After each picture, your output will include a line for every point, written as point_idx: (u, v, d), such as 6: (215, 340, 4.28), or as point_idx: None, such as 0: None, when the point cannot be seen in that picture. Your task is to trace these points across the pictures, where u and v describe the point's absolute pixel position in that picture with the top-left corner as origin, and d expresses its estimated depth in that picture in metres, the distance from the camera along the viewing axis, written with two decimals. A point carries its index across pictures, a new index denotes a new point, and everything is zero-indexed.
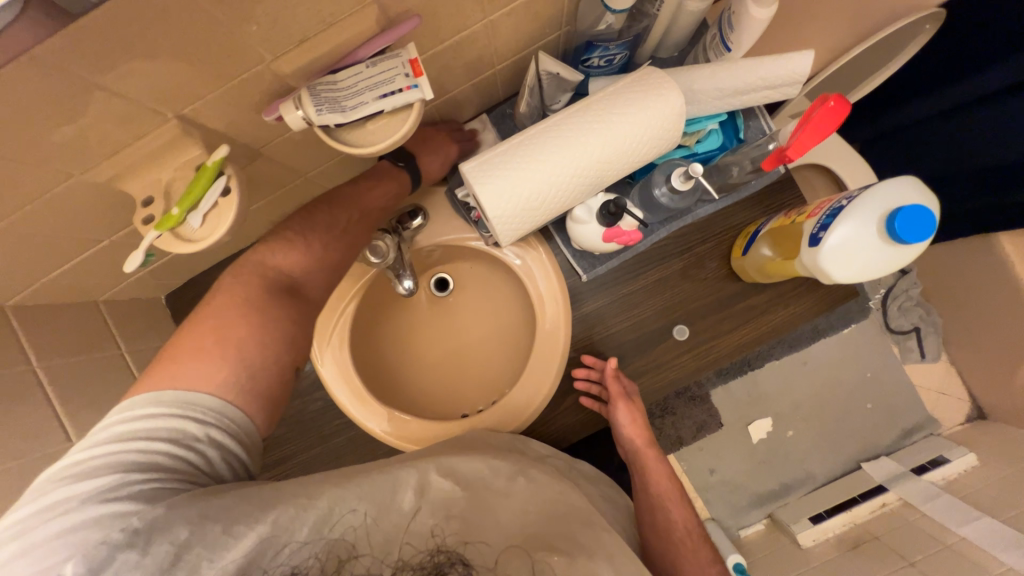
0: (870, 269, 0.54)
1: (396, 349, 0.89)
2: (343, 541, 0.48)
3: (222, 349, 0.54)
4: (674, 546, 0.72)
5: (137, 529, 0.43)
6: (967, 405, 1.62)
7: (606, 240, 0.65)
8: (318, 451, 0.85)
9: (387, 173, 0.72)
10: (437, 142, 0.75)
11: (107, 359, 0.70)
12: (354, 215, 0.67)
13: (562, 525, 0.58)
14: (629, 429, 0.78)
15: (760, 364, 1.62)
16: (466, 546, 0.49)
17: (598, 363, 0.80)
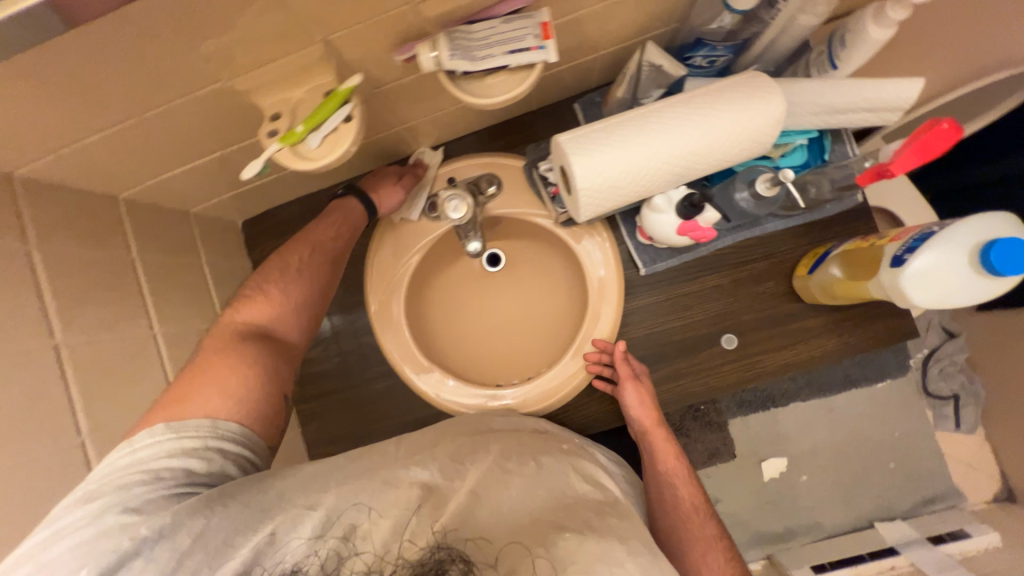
0: (952, 297, 0.53)
1: (443, 310, 0.92)
2: (344, 539, 0.53)
3: (216, 383, 0.58)
4: (681, 522, 0.74)
5: (146, 536, 0.49)
6: (997, 484, 1.55)
7: (679, 232, 0.66)
8: (356, 392, 0.89)
9: (337, 207, 0.76)
10: (382, 176, 0.82)
11: (190, 265, 0.75)
12: (305, 253, 0.71)
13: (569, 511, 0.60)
14: (639, 411, 0.78)
15: (784, 402, 1.61)
16: (465, 542, 0.55)
17: (608, 346, 0.80)
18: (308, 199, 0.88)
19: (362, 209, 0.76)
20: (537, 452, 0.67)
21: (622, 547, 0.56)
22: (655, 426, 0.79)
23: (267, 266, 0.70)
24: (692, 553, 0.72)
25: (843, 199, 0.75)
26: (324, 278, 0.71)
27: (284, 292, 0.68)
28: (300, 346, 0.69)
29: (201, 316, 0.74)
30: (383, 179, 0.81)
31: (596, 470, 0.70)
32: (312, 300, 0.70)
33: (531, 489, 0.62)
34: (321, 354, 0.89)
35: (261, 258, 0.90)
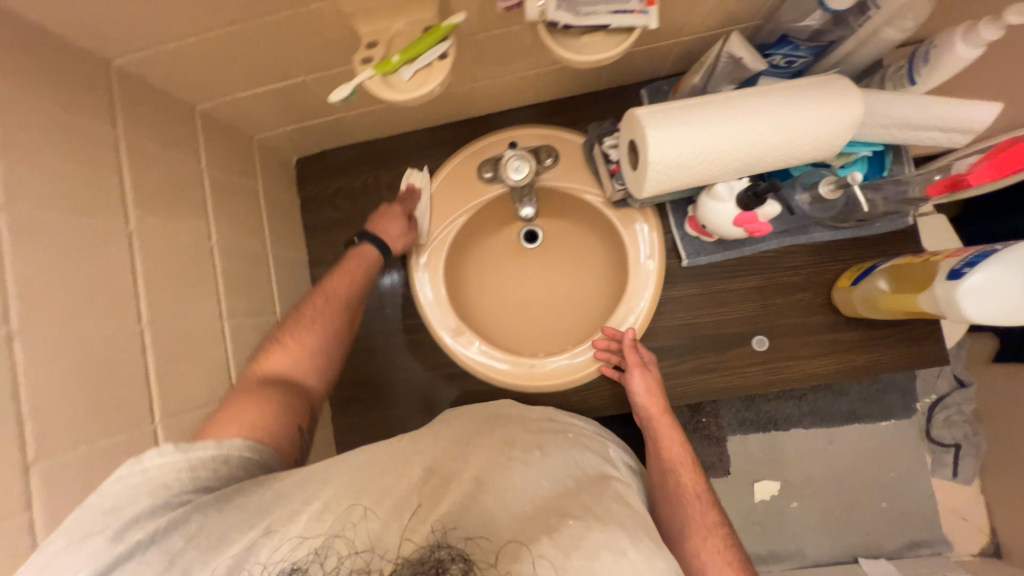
0: (1013, 312, 0.53)
1: (478, 276, 0.92)
2: (339, 537, 0.45)
3: (237, 414, 0.56)
4: (684, 509, 0.69)
5: (141, 540, 0.44)
6: (986, 538, 1.54)
7: (736, 223, 0.67)
8: (384, 341, 0.90)
9: (353, 254, 0.78)
10: (391, 211, 0.82)
11: (249, 187, 0.76)
12: (324, 298, 0.72)
13: (574, 497, 0.54)
14: (644, 397, 0.78)
15: (786, 426, 1.62)
16: (466, 540, 0.46)
17: (616, 334, 0.81)
18: (365, 145, 0.90)
19: (376, 250, 0.78)
20: (541, 442, 0.62)
21: (626, 537, 0.49)
22: (659, 411, 0.78)
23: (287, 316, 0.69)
24: (693, 540, 0.67)
25: (893, 220, 0.75)
26: (346, 318, 0.72)
27: (309, 338, 0.68)
28: (321, 394, 0.68)
29: (252, 239, 0.75)
30: (393, 217, 0.81)
31: (602, 458, 0.66)
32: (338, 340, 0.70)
33: (536, 479, 0.55)
34: None
35: (310, 197, 0.91)
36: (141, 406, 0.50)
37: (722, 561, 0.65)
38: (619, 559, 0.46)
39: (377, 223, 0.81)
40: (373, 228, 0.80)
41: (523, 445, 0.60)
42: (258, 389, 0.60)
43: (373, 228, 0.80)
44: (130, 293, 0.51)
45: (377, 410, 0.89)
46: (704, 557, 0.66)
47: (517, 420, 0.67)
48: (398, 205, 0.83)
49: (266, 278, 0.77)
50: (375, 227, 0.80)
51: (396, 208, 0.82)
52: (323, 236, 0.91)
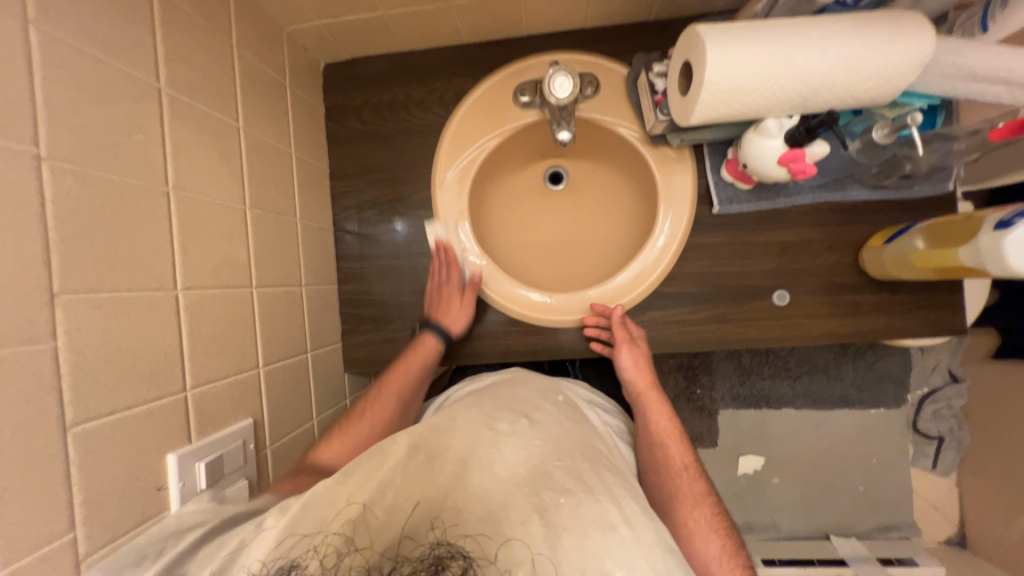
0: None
1: (502, 209, 0.91)
2: (338, 534, 0.41)
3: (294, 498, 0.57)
4: (671, 479, 0.68)
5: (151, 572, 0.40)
6: (952, 527, 1.58)
7: (780, 161, 0.65)
8: (400, 263, 0.88)
9: (416, 346, 0.80)
10: (451, 297, 0.82)
11: (278, 81, 0.73)
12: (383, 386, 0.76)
13: (568, 459, 0.51)
14: (632, 373, 0.78)
15: (777, 405, 1.64)
16: (467, 537, 0.42)
17: (605, 309, 0.81)
18: (398, 57, 0.86)
19: (438, 342, 0.80)
20: (528, 410, 0.59)
21: (617, 511, 0.46)
22: (648, 387, 0.78)
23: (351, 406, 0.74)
24: (679, 507, 0.65)
25: (934, 185, 0.74)
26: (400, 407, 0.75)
27: (361, 429, 0.71)
28: None
29: (277, 135, 0.71)
30: (453, 305, 0.81)
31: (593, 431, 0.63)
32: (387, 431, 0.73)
33: (528, 445, 0.51)
34: (373, 217, 0.88)
35: (335, 106, 0.87)
36: (163, 268, 0.48)
37: (709, 528, 0.63)
38: (608, 534, 0.43)
39: (439, 312, 0.81)
40: (435, 318, 0.81)
41: (509, 416, 0.56)
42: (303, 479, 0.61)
43: (437, 319, 0.80)
44: (156, 150, 0.49)
45: (386, 331, 0.88)
46: (689, 524, 0.64)
47: (506, 394, 0.63)
48: (451, 285, 0.82)
49: (288, 177, 0.74)
50: (438, 315, 0.81)
51: (454, 291, 0.82)
52: (346, 149, 0.88)
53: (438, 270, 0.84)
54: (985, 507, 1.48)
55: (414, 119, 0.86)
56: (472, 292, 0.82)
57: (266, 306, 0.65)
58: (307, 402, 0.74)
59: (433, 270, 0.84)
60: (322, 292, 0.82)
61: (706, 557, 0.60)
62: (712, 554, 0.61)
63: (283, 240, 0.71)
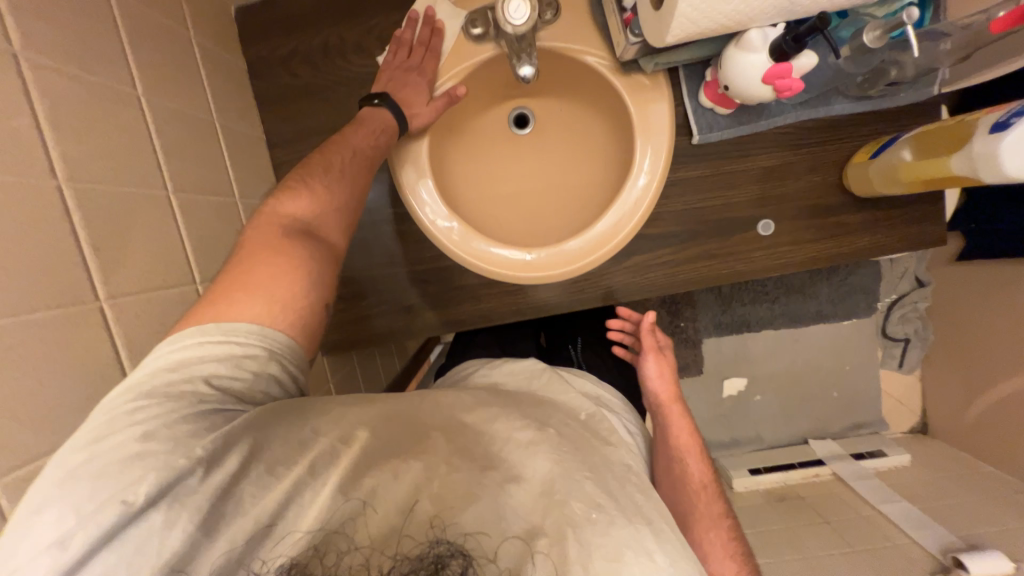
0: None
1: (470, 163, 0.83)
2: (341, 532, 0.40)
3: (258, 275, 0.49)
4: (689, 498, 0.69)
5: (199, 458, 0.39)
6: (915, 417, 1.71)
7: (764, 79, 0.59)
8: (363, 234, 0.80)
9: (369, 113, 0.68)
10: (411, 78, 0.71)
11: (180, 34, 0.61)
12: (345, 154, 0.62)
13: (599, 477, 0.49)
14: (655, 382, 0.80)
15: (757, 327, 1.69)
16: (466, 536, 0.41)
17: (633, 316, 0.85)
18: None
19: (393, 115, 0.68)
20: (550, 419, 0.57)
21: (650, 534, 0.46)
22: (671, 400, 0.78)
23: (302, 167, 0.61)
24: (696, 530, 0.68)
25: (919, 90, 0.70)
26: (369, 177, 0.63)
27: (319, 188, 0.59)
28: (344, 251, 0.60)
29: (190, 100, 0.61)
30: (413, 87, 0.71)
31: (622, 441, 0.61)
32: (354, 204, 0.62)
33: (562, 452, 0.49)
34: None
35: (258, 60, 0.75)
36: (74, 280, 0.41)
37: (725, 553, 0.66)
38: (641, 558, 0.43)
39: (395, 90, 0.70)
40: (392, 93, 0.69)
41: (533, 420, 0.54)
42: (269, 245, 0.52)
43: (394, 95, 0.69)
44: (32, 136, 0.39)
45: (359, 309, 0.82)
46: (706, 545, 0.67)
47: (526, 404, 0.59)
48: (420, 73, 0.71)
49: (215, 151, 0.64)
50: (394, 91, 0.70)
51: (417, 74, 0.71)
52: (280, 110, 0.77)
53: (401, 42, 0.71)
54: (946, 396, 1.60)
55: (353, 66, 0.75)
56: (441, 92, 0.72)
57: None
58: None
59: (394, 45, 0.71)
60: None
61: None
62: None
63: (223, 225, 0.63)
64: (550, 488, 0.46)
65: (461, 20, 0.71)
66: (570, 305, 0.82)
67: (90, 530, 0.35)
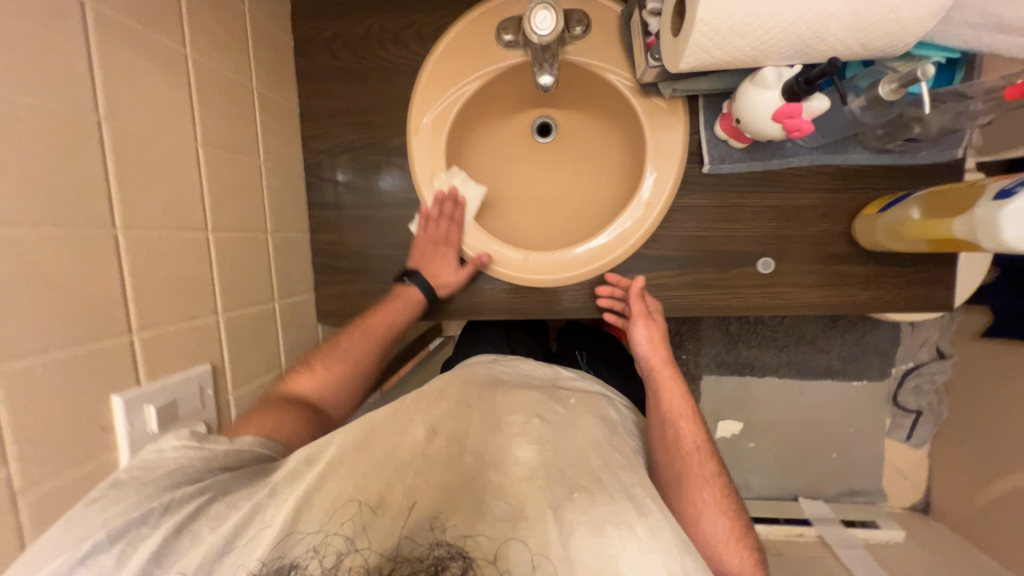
0: None
1: (489, 162, 0.86)
2: (341, 532, 0.42)
3: (267, 419, 0.62)
4: (682, 459, 0.66)
5: (158, 507, 0.43)
6: (917, 495, 1.63)
7: (775, 117, 0.59)
8: (374, 213, 0.84)
9: (400, 292, 0.80)
10: (440, 253, 0.81)
11: (235, 7, 0.67)
12: (361, 331, 0.77)
13: (578, 458, 0.53)
14: (647, 347, 0.76)
15: (761, 372, 1.65)
16: (466, 538, 0.43)
17: (624, 281, 0.79)
18: None
19: (422, 292, 0.80)
20: (539, 408, 0.60)
21: (633, 509, 0.48)
22: (663, 362, 0.75)
23: (326, 342, 0.77)
24: (691, 492, 0.65)
25: (943, 151, 0.69)
26: (378, 350, 0.77)
27: (335, 361, 0.75)
28: (332, 425, 0.72)
29: (234, 67, 0.66)
30: (443, 261, 0.81)
31: (597, 419, 0.62)
32: (356, 382, 0.76)
33: (537, 440, 0.54)
34: (345, 163, 0.83)
35: (305, 38, 0.81)
36: (97, 207, 0.46)
37: (720, 515, 0.64)
38: (626, 533, 0.46)
39: (427, 266, 0.81)
40: (422, 267, 0.81)
41: (521, 415, 0.58)
42: (282, 403, 0.66)
43: (423, 269, 0.81)
44: (85, 76, 0.45)
45: (359, 284, 0.86)
46: (701, 507, 0.64)
47: (514, 394, 0.63)
48: (447, 243, 0.81)
49: (249, 116, 0.69)
50: (426, 268, 0.81)
51: (445, 247, 0.81)
52: (317, 88, 0.82)
53: (430, 219, 0.80)
54: (952, 478, 1.52)
55: (389, 56, 0.80)
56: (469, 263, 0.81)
57: (223, 254, 0.63)
58: (274, 350, 0.74)
59: (423, 219, 0.80)
60: (291, 240, 0.80)
61: (717, 543, 0.62)
62: (720, 538, 0.62)
63: (243, 184, 0.67)
64: (535, 474, 0.50)
65: (482, 193, 0.81)
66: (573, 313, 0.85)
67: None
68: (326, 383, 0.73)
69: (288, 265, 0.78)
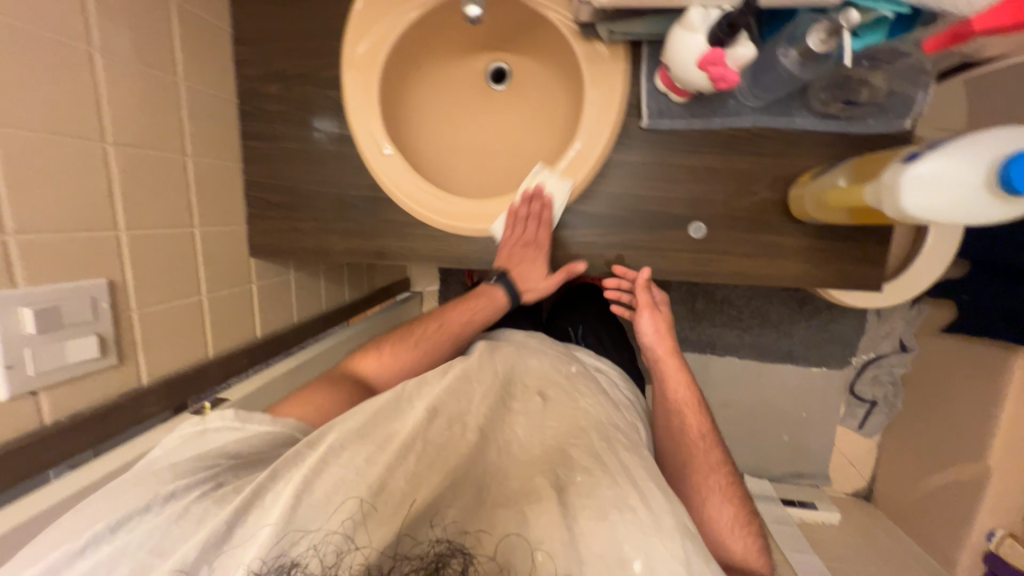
0: (949, 209, 0.46)
1: (433, 104, 0.84)
2: (355, 512, 0.49)
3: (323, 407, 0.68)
4: (686, 450, 0.72)
5: (170, 494, 0.50)
6: (863, 482, 1.60)
7: (701, 63, 0.56)
8: (305, 147, 0.82)
9: (486, 291, 0.84)
10: (528, 255, 0.80)
11: None
12: (434, 326, 0.82)
13: (582, 438, 0.63)
14: (652, 338, 0.80)
15: (721, 351, 1.61)
16: (466, 535, 0.51)
17: (630, 273, 0.78)
18: None
19: (507, 294, 0.83)
20: (544, 391, 0.72)
21: (636, 495, 0.55)
22: (666, 353, 0.79)
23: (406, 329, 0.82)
24: (695, 477, 0.70)
25: (890, 121, 0.66)
26: (444, 350, 0.81)
27: (403, 351, 0.80)
28: None
29: None
30: (533, 263, 0.80)
31: (597, 398, 0.72)
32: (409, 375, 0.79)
33: (539, 429, 0.65)
34: (279, 93, 0.80)
35: None
36: None
37: (723, 499, 0.68)
38: (626, 514, 0.53)
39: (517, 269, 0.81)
40: (510, 268, 0.81)
41: (524, 396, 0.71)
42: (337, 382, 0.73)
43: (511, 269, 0.81)
44: None
45: (290, 220, 0.85)
46: (705, 491, 0.69)
47: (528, 385, 0.73)
48: (539, 245, 0.78)
49: (164, 28, 0.66)
50: (513, 270, 0.82)
51: (535, 249, 0.79)
52: (250, 9, 0.78)
53: (517, 219, 0.77)
54: (897, 469, 1.47)
55: None
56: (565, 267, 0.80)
57: (126, 169, 0.62)
58: (194, 276, 0.73)
59: (512, 218, 0.77)
60: (219, 168, 0.78)
61: (718, 525, 0.67)
62: (724, 523, 0.67)
63: (153, 102, 0.66)
64: (547, 463, 0.60)
65: (569, 186, 0.74)
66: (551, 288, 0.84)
67: (62, 557, 0.45)
68: (386, 366, 0.79)
69: (212, 192, 0.77)
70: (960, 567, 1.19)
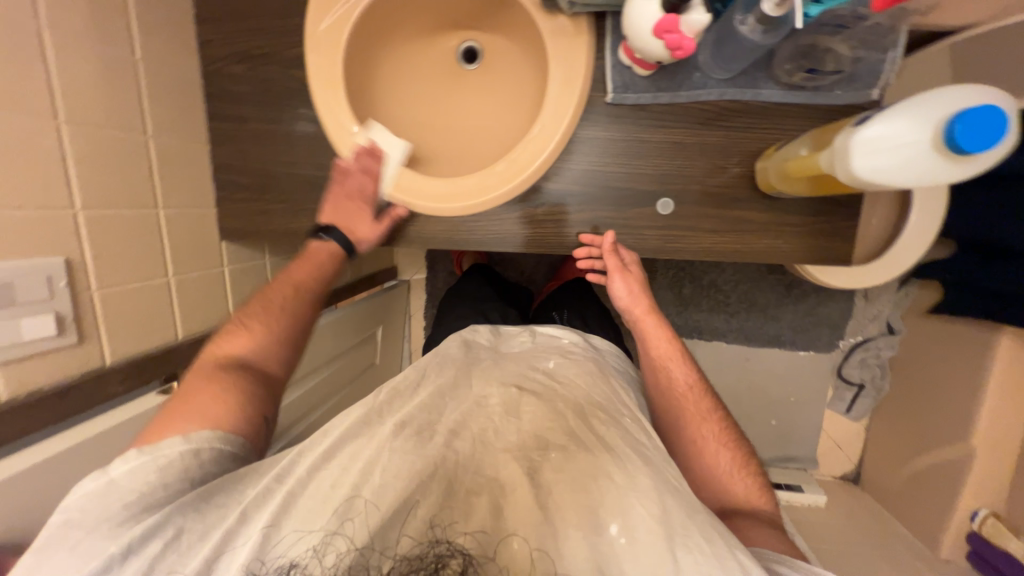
0: (899, 168, 0.48)
1: (402, 82, 0.83)
2: (343, 533, 0.45)
3: (205, 405, 0.58)
4: (678, 406, 0.72)
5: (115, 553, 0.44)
6: (850, 466, 1.57)
7: (656, 30, 0.56)
8: (271, 128, 0.81)
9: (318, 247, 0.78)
10: (356, 207, 0.77)
11: None
12: (286, 292, 0.74)
13: (558, 421, 0.60)
14: (627, 300, 0.77)
15: (708, 335, 1.56)
16: (465, 535, 0.46)
17: (596, 240, 0.77)
18: None
19: (342, 246, 0.78)
20: (521, 380, 0.69)
21: (612, 462, 0.54)
22: (644, 313, 0.77)
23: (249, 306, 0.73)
24: (689, 426, 0.70)
25: (856, 92, 0.65)
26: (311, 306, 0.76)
27: (263, 321, 0.71)
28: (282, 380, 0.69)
29: None
30: (362, 215, 0.78)
31: (574, 382, 0.70)
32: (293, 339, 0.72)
33: (516, 414, 0.61)
34: (244, 73, 0.79)
35: None
36: None
37: (718, 443, 0.68)
38: (603, 480, 0.51)
39: (344, 224, 0.78)
40: (339, 223, 0.78)
41: (499, 391, 0.65)
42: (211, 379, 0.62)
43: (342, 224, 0.78)
44: None
45: (258, 201, 0.84)
46: (701, 442, 0.69)
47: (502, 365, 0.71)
48: (366, 193, 0.76)
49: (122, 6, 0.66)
50: (341, 222, 0.78)
51: (362, 199, 0.77)
52: None
53: (349, 171, 0.75)
54: (885, 450, 1.44)
55: None
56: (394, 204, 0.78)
57: (82, 149, 0.62)
58: (159, 255, 0.73)
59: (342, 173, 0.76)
60: (182, 150, 0.77)
61: (718, 470, 0.67)
62: (722, 468, 0.67)
63: (112, 82, 0.65)
64: (532, 446, 0.56)
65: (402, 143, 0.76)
66: (522, 248, 0.81)
67: None
68: (257, 339, 0.69)
69: (175, 173, 0.76)
70: (944, 547, 1.18)
